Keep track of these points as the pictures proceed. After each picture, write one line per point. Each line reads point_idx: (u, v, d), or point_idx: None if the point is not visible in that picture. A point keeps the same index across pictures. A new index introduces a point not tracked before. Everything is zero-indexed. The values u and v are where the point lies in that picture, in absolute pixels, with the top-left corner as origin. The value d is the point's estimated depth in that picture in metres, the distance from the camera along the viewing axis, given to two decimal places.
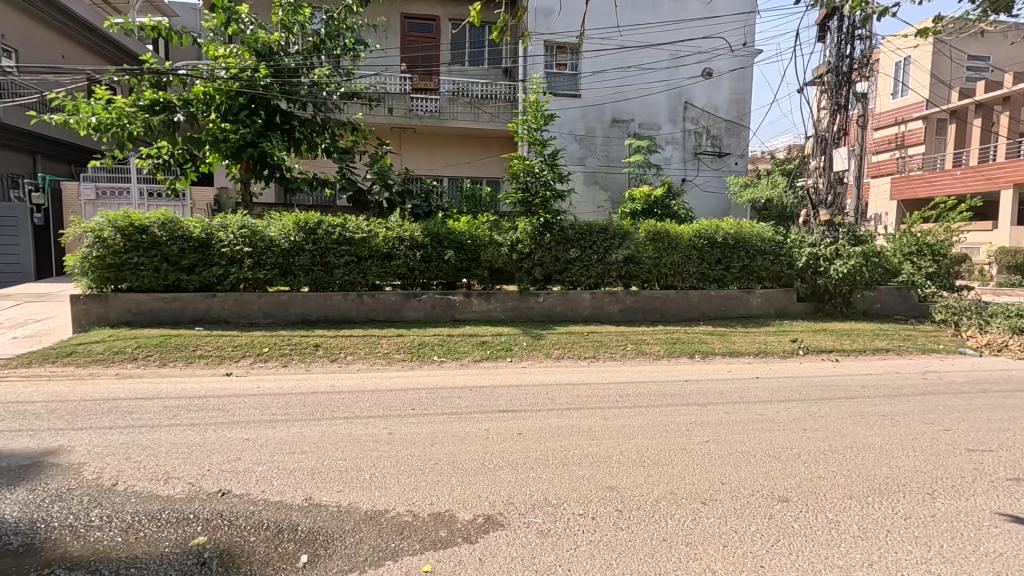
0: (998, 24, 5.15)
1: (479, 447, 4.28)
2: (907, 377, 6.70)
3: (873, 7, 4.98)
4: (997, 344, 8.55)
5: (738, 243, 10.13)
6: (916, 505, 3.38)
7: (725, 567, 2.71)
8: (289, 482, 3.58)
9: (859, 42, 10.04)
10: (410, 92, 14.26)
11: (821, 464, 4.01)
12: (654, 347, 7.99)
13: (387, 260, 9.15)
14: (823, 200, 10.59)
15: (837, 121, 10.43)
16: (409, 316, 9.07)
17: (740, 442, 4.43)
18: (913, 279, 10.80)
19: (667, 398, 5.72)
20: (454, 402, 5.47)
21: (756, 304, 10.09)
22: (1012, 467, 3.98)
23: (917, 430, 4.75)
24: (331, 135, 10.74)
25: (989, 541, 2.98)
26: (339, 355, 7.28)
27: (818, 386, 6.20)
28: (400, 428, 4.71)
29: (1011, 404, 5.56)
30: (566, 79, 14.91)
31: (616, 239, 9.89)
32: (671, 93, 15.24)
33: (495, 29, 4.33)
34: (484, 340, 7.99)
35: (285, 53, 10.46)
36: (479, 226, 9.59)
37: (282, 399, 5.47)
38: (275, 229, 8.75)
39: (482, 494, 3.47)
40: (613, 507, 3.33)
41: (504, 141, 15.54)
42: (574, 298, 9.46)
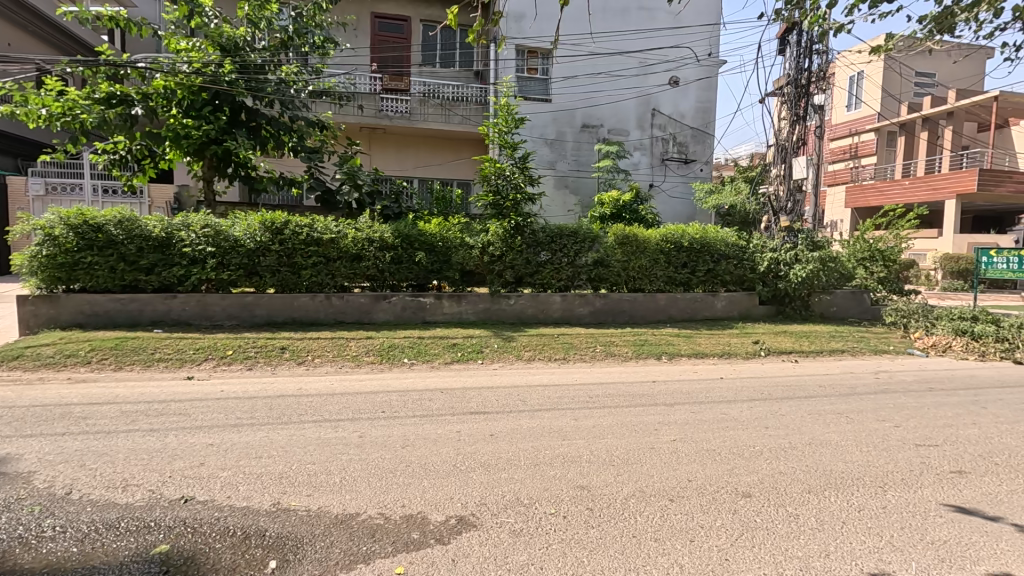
0: (943, 44, 5.49)
1: (451, 449, 4.28)
2: (860, 376, 7.02)
3: (831, 23, 5.21)
4: (942, 345, 9.06)
5: (704, 248, 10.41)
6: (868, 498, 3.56)
7: (692, 562, 2.79)
8: (256, 487, 3.50)
9: (817, 57, 10.51)
10: (380, 92, 14.13)
11: (781, 460, 4.16)
12: (623, 348, 8.15)
13: (356, 261, 9.03)
14: (784, 207, 11.05)
15: (797, 130, 10.89)
16: (378, 318, 8.96)
17: (706, 441, 4.56)
18: (866, 283, 11.42)
19: (637, 398, 5.84)
20: (425, 405, 5.44)
21: (721, 307, 10.39)
22: (956, 460, 4.23)
23: (870, 427, 4.98)
24: (298, 134, 10.54)
25: (935, 530, 3.16)
26: (306, 358, 7.13)
27: (779, 386, 6.42)
28: (370, 430, 4.65)
29: (956, 401, 5.89)
30: (537, 83, 15.07)
31: (586, 243, 10.00)
32: (639, 100, 15.56)
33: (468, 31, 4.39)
34: (455, 342, 7.97)
35: (251, 48, 10.18)
36: (451, 228, 9.56)
37: (248, 403, 5.33)
38: (239, 229, 8.51)
39: (454, 496, 3.47)
40: (584, 506, 3.38)
41: (474, 143, 15.55)
42: (545, 300, 9.55)
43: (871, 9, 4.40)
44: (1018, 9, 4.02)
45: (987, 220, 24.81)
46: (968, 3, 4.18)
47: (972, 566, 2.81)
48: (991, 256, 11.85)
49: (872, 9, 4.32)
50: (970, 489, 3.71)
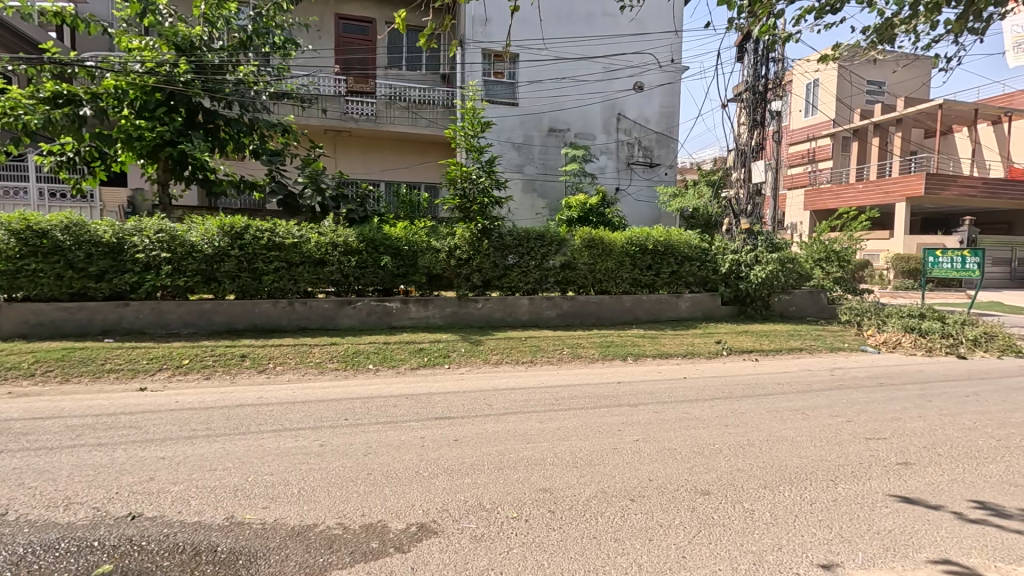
0: (885, 55, 5.76)
1: (414, 455, 4.23)
2: (817, 373, 7.27)
3: (780, 32, 5.40)
4: (892, 341, 9.48)
5: (668, 250, 10.61)
6: (820, 491, 3.68)
7: (650, 561, 2.83)
8: (209, 501, 3.39)
9: (773, 64, 10.89)
10: (345, 95, 13.95)
11: (739, 457, 4.27)
12: (589, 350, 8.23)
13: (320, 266, 8.87)
14: (744, 209, 11.38)
15: (755, 135, 11.22)
16: (343, 324, 8.82)
17: (668, 440, 4.64)
18: (823, 283, 11.82)
19: (602, 400, 5.89)
20: (389, 411, 5.36)
21: (685, 308, 10.61)
22: (903, 452, 4.41)
23: (824, 423, 5.16)
24: (259, 136, 10.30)
25: (881, 520, 3.29)
26: (267, 366, 6.96)
27: (739, 385, 6.59)
28: (332, 439, 4.56)
29: (904, 396, 6.16)
30: (503, 87, 15.13)
31: (553, 246, 10.07)
32: (605, 105, 15.78)
33: (423, 35, 4.37)
34: (422, 347, 7.90)
35: (208, 48, 9.90)
36: (417, 232, 9.47)
37: (204, 413, 5.17)
38: (196, 234, 8.24)
39: (416, 503, 3.43)
40: (545, 509, 3.39)
41: (442, 146, 15.50)
42: (513, 303, 9.58)
43: (817, 21, 4.56)
44: (950, 23, 4.23)
45: (934, 222, 26.09)
46: (907, 15, 4.37)
47: (916, 553, 2.93)
48: (937, 257, 12.45)
49: (817, 19, 4.49)
50: (914, 479, 3.88)
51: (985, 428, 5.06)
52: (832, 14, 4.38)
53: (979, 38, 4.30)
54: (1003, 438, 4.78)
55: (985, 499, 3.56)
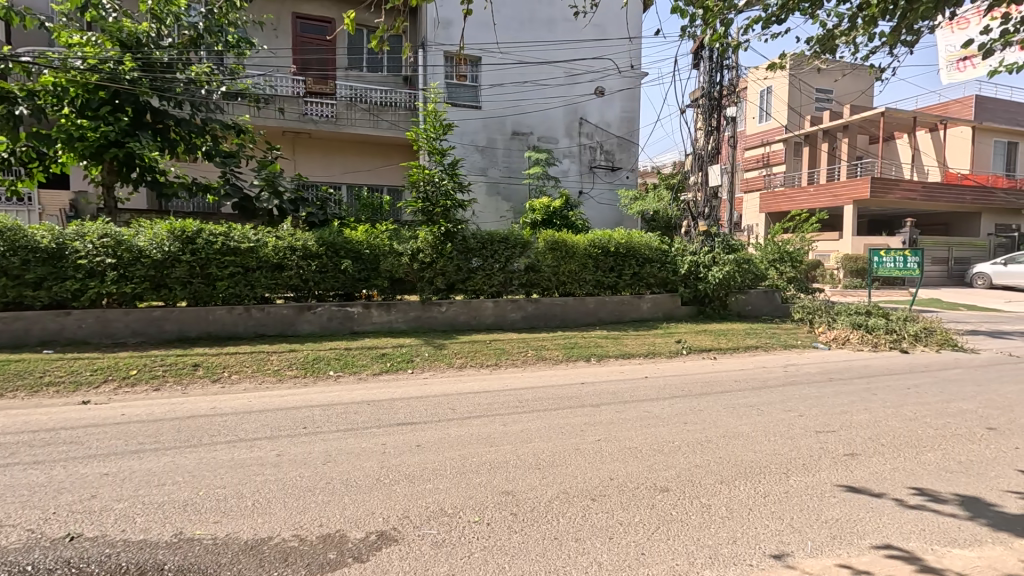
0: (828, 64, 6.03)
1: (375, 462, 4.16)
2: (772, 370, 7.52)
3: (732, 40, 5.57)
4: (841, 338, 9.90)
5: (629, 253, 10.81)
6: (773, 484, 3.81)
7: (610, 559, 2.87)
8: (156, 517, 3.24)
9: (727, 71, 11.26)
10: (303, 96, 13.65)
11: (697, 453, 4.38)
12: (554, 351, 8.29)
13: (277, 271, 8.64)
14: (701, 212, 11.70)
15: (711, 141, 11.56)
16: (302, 330, 8.60)
17: (629, 439, 4.72)
18: (777, 283, 12.27)
19: (565, 401, 5.93)
20: (349, 419, 5.25)
21: (647, 308, 10.81)
22: (850, 443, 4.62)
23: (778, 418, 5.34)
24: (212, 138, 9.95)
25: (829, 510, 3.43)
26: (222, 375, 6.71)
27: (697, 382, 6.76)
28: (290, 448, 4.43)
29: (852, 390, 6.45)
30: (466, 91, 15.15)
31: (517, 248, 10.11)
32: (567, 109, 15.97)
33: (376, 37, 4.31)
34: (384, 352, 7.79)
35: (156, 45, 9.55)
36: (378, 235, 9.34)
37: (152, 426, 4.94)
38: (144, 238, 7.90)
39: (376, 511, 3.37)
40: (508, 512, 3.39)
41: (404, 149, 15.34)
42: (477, 306, 9.56)
43: (764, 30, 4.73)
44: (886, 35, 4.48)
45: (879, 223, 27.46)
46: (846, 27, 4.60)
47: (861, 540, 3.07)
48: (881, 256, 13.12)
49: (764, 29, 4.66)
50: (859, 470, 4.06)
51: (925, 418, 5.35)
52: (778, 24, 4.55)
53: (911, 49, 4.57)
54: (941, 427, 5.06)
55: (923, 486, 3.76)
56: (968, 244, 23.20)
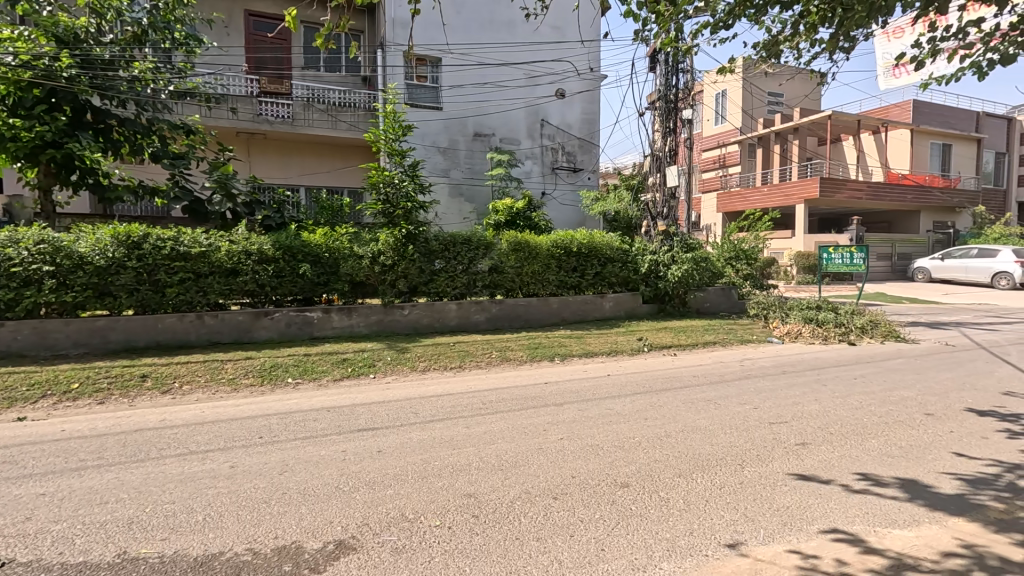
0: (775, 69, 6.24)
1: (334, 470, 4.07)
2: (728, 364, 7.77)
3: (684, 44, 5.69)
4: (794, 332, 10.29)
5: (592, 253, 10.94)
6: (729, 475, 3.92)
7: (570, 556, 2.89)
8: (99, 537, 3.08)
9: (682, 74, 11.55)
10: (257, 95, 13.27)
11: (657, 448, 4.46)
12: (518, 352, 8.32)
13: (231, 276, 8.34)
14: (660, 212, 11.95)
15: (668, 142, 11.82)
16: (259, 336, 8.35)
17: (591, 436, 4.78)
18: (733, 280, 12.68)
19: (528, 401, 5.96)
20: (309, 426, 5.13)
21: (609, 307, 10.98)
22: (800, 433, 4.81)
23: (733, 410, 5.51)
24: (159, 138, 9.56)
25: (780, 498, 3.56)
26: (172, 386, 6.43)
27: (658, 378, 6.92)
28: (244, 459, 4.29)
29: (803, 381, 6.73)
30: (426, 91, 15.07)
31: (480, 250, 10.08)
32: (528, 110, 16.06)
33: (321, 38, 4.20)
34: (345, 357, 7.64)
35: (96, 41, 9.13)
36: (338, 238, 9.18)
37: (95, 442, 4.69)
38: (86, 244, 7.50)
39: (334, 519, 3.30)
40: (470, 514, 3.37)
41: (364, 150, 15.11)
42: (440, 309, 9.49)
43: (713, 34, 4.87)
44: (825, 41, 4.69)
45: (829, 222, 28.72)
46: (789, 34, 4.80)
47: (810, 526, 3.19)
48: (830, 253, 13.69)
49: (712, 34, 4.81)
50: (809, 458, 4.22)
51: (869, 407, 5.62)
52: (725, 30, 4.71)
53: (848, 56, 4.81)
54: (884, 415, 5.32)
55: (867, 471, 3.94)
56: (909, 241, 24.51)
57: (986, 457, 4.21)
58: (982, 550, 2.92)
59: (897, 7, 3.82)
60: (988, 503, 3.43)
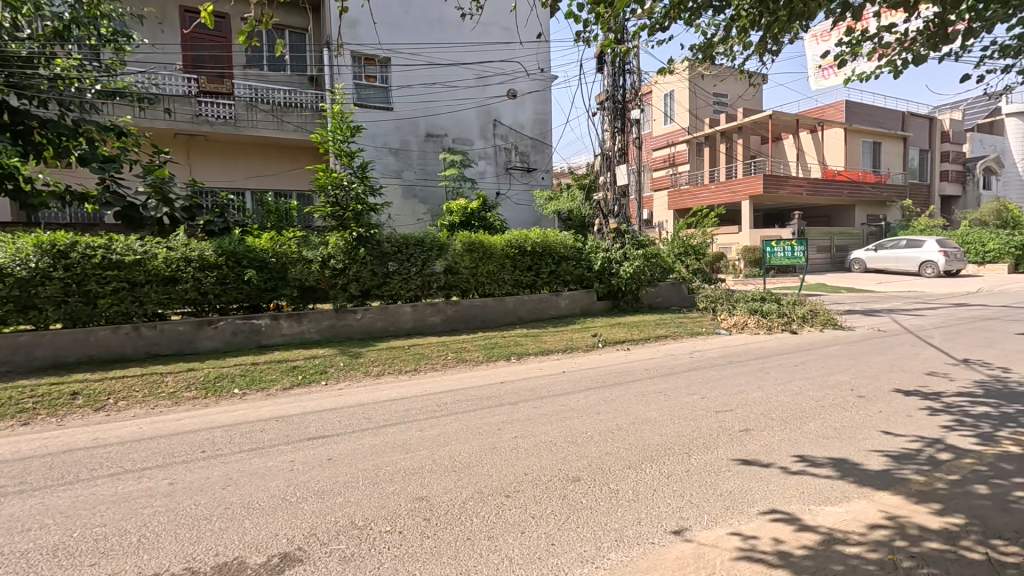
0: (712, 70, 6.48)
1: (281, 481, 3.94)
2: (679, 357, 8.01)
3: (626, 45, 5.79)
4: (741, 323, 10.70)
5: (546, 251, 11.04)
6: (676, 464, 4.04)
7: (520, 552, 2.91)
8: (18, 568, 2.87)
9: (629, 75, 11.80)
10: (196, 95, 12.73)
11: (608, 441, 4.55)
12: (474, 353, 8.30)
13: (170, 284, 7.96)
14: (611, 211, 12.21)
15: (617, 141, 12.04)
16: (203, 347, 8.00)
17: (544, 433, 4.82)
18: (683, 275, 13.08)
19: (483, 401, 5.95)
20: (256, 437, 4.96)
21: (564, 305, 11.15)
22: (744, 420, 5.01)
23: (682, 401, 5.69)
24: (87, 140, 8.96)
25: (724, 483, 3.69)
26: (106, 403, 6.07)
27: (611, 373, 7.06)
28: (184, 475, 4.10)
29: (748, 370, 7.02)
30: (376, 91, 14.83)
31: (433, 251, 9.98)
32: (479, 110, 16.05)
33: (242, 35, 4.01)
34: (296, 364, 7.42)
35: (11, 37, 8.53)
36: (285, 242, 8.89)
37: (17, 466, 4.37)
38: (4, 254, 6.98)
39: (279, 532, 3.19)
40: (421, 517, 3.34)
41: (313, 151, 14.74)
42: (395, 312, 9.35)
43: (650, 36, 5.01)
44: (756, 43, 4.92)
45: (772, 217, 30.00)
46: (722, 37, 5.00)
47: (751, 508, 3.32)
48: (773, 246, 14.36)
49: (650, 36, 4.94)
50: (751, 443, 4.41)
51: (808, 391, 5.91)
52: (662, 32, 4.85)
53: (776, 58, 5.06)
54: (821, 398, 5.61)
55: (803, 453, 4.15)
56: (845, 234, 25.91)
57: (910, 434, 4.51)
58: (904, 520, 3.12)
59: (818, 12, 4.03)
60: (910, 477, 3.68)
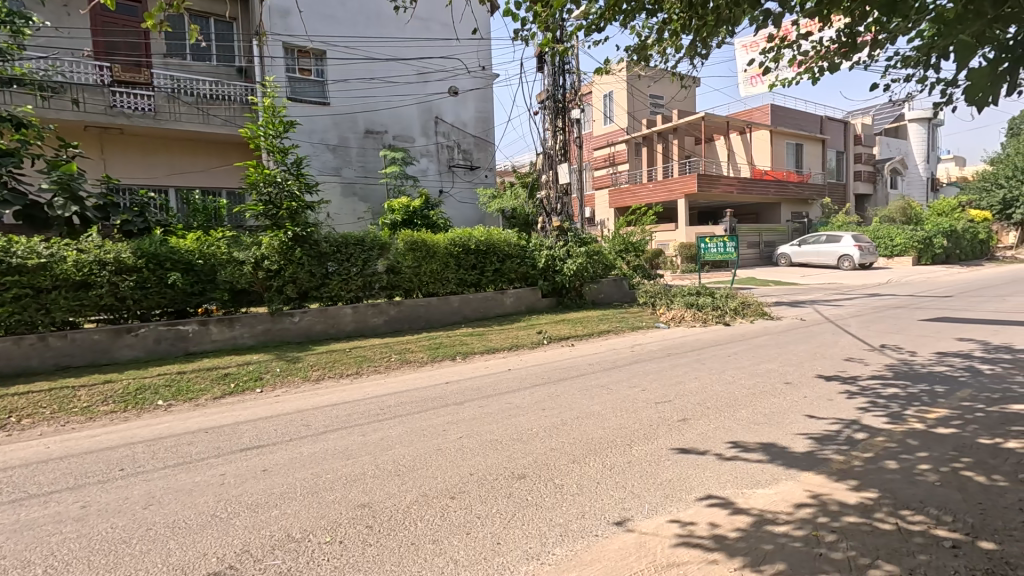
0: (648, 72, 6.67)
1: (210, 497, 3.70)
2: (621, 351, 8.23)
3: (566, 44, 5.85)
4: (678, 317, 11.12)
5: (490, 249, 11.04)
6: (619, 456, 4.13)
7: (465, 554, 2.88)
8: None
9: (569, 75, 11.96)
10: (109, 85, 11.78)
11: (553, 437, 4.59)
12: (418, 354, 8.16)
13: (82, 290, 7.33)
14: (554, 208, 12.36)
15: (559, 140, 12.19)
16: (121, 357, 7.42)
17: (490, 432, 4.80)
18: (625, 271, 13.45)
19: (428, 402, 5.87)
20: (183, 451, 4.65)
21: (510, 303, 11.20)
22: (682, 410, 5.21)
23: (624, 394, 5.84)
24: None
25: (664, 472, 3.81)
26: (8, 423, 5.49)
27: (555, 369, 7.15)
28: (101, 496, 3.78)
29: (685, 361, 7.30)
30: (311, 86, 14.27)
31: (374, 250, 9.74)
32: (420, 107, 15.80)
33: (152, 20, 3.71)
34: (227, 372, 7.02)
35: None
36: (214, 243, 8.41)
37: None
38: None
39: (209, 550, 3.00)
40: (363, 525, 3.24)
41: (243, 147, 14.01)
42: (335, 314, 9.04)
43: (588, 36, 5.10)
44: (687, 47, 5.12)
45: (706, 214, 31.41)
46: (656, 39, 5.19)
47: (688, 495, 3.45)
48: (707, 242, 15.03)
49: (587, 36, 5.03)
50: (689, 432, 4.58)
51: (740, 380, 6.22)
52: (598, 32, 4.95)
53: (706, 61, 5.30)
54: (752, 386, 5.92)
55: (737, 439, 4.36)
56: (772, 230, 27.49)
57: (830, 416, 4.83)
58: (826, 498, 3.33)
59: (743, 18, 4.22)
60: (831, 457, 3.94)
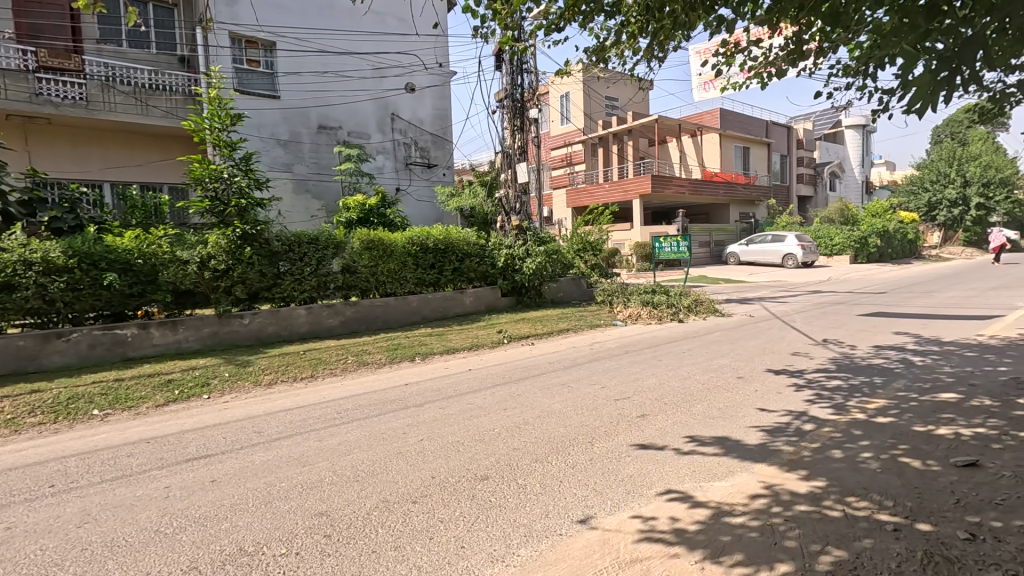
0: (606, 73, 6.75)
1: (153, 512, 3.48)
2: (580, 349, 8.32)
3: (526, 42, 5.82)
4: (635, 315, 11.34)
5: (448, 248, 10.92)
6: (581, 453, 4.16)
7: (429, 560, 2.81)
8: None
9: (527, 74, 12.01)
10: (35, 71, 10.93)
11: (515, 437, 4.58)
12: (376, 355, 7.98)
13: (4, 292, 6.77)
14: (513, 207, 12.33)
15: (517, 139, 12.20)
16: (51, 363, 6.90)
17: (451, 433, 4.74)
18: (583, 270, 13.61)
19: (387, 405, 5.74)
20: (122, 463, 4.36)
21: (469, 302, 11.14)
22: (641, 406, 5.30)
23: (584, 392, 5.89)
24: None
25: (625, 468, 3.86)
26: None
27: (516, 368, 7.15)
28: (28, 516, 3.48)
29: (642, 358, 7.44)
30: (260, 77, 13.70)
31: (329, 249, 9.45)
32: (376, 103, 15.48)
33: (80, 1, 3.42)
34: (171, 378, 6.64)
35: None
36: (154, 241, 7.95)
37: None
38: None
39: (152, 569, 2.82)
40: (321, 535, 3.12)
41: (186, 140, 13.32)
42: (288, 315, 8.72)
43: (547, 35, 5.10)
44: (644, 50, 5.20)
45: (660, 214, 32.26)
46: (613, 41, 5.25)
47: (649, 491, 3.50)
48: (662, 242, 15.41)
49: (547, 35, 5.03)
50: (648, 428, 4.67)
51: (695, 375, 6.39)
52: (557, 32, 4.96)
53: (662, 63, 5.39)
54: (706, 381, 6.10)
55: (693, 434, 4.47)
56: (722, 230, 28.49)
57: (780, 409, 5.03)
58: (779, 488, 3.46)
59: (697, 23, 4.31)
60: (783, 448, 4.10)
